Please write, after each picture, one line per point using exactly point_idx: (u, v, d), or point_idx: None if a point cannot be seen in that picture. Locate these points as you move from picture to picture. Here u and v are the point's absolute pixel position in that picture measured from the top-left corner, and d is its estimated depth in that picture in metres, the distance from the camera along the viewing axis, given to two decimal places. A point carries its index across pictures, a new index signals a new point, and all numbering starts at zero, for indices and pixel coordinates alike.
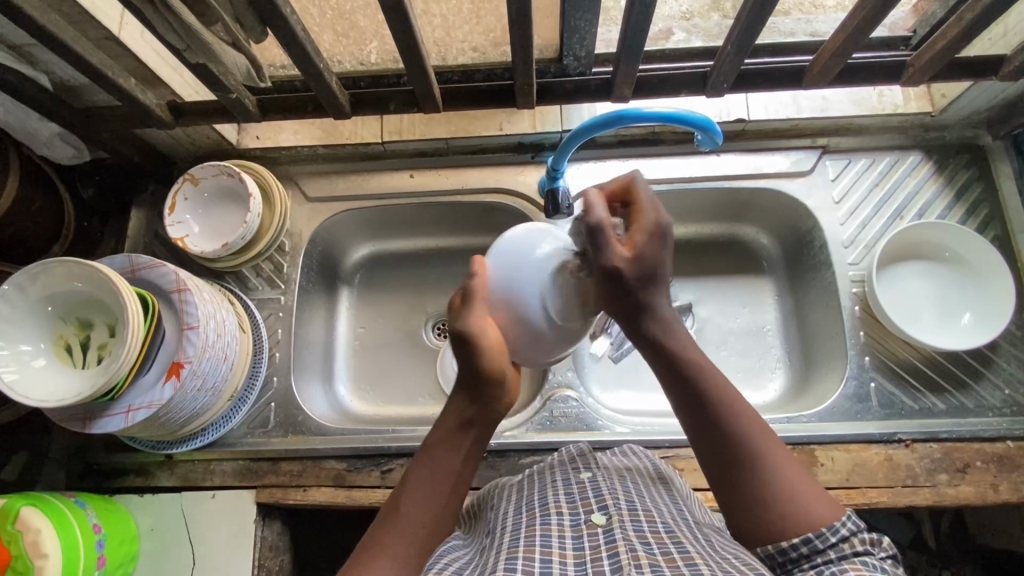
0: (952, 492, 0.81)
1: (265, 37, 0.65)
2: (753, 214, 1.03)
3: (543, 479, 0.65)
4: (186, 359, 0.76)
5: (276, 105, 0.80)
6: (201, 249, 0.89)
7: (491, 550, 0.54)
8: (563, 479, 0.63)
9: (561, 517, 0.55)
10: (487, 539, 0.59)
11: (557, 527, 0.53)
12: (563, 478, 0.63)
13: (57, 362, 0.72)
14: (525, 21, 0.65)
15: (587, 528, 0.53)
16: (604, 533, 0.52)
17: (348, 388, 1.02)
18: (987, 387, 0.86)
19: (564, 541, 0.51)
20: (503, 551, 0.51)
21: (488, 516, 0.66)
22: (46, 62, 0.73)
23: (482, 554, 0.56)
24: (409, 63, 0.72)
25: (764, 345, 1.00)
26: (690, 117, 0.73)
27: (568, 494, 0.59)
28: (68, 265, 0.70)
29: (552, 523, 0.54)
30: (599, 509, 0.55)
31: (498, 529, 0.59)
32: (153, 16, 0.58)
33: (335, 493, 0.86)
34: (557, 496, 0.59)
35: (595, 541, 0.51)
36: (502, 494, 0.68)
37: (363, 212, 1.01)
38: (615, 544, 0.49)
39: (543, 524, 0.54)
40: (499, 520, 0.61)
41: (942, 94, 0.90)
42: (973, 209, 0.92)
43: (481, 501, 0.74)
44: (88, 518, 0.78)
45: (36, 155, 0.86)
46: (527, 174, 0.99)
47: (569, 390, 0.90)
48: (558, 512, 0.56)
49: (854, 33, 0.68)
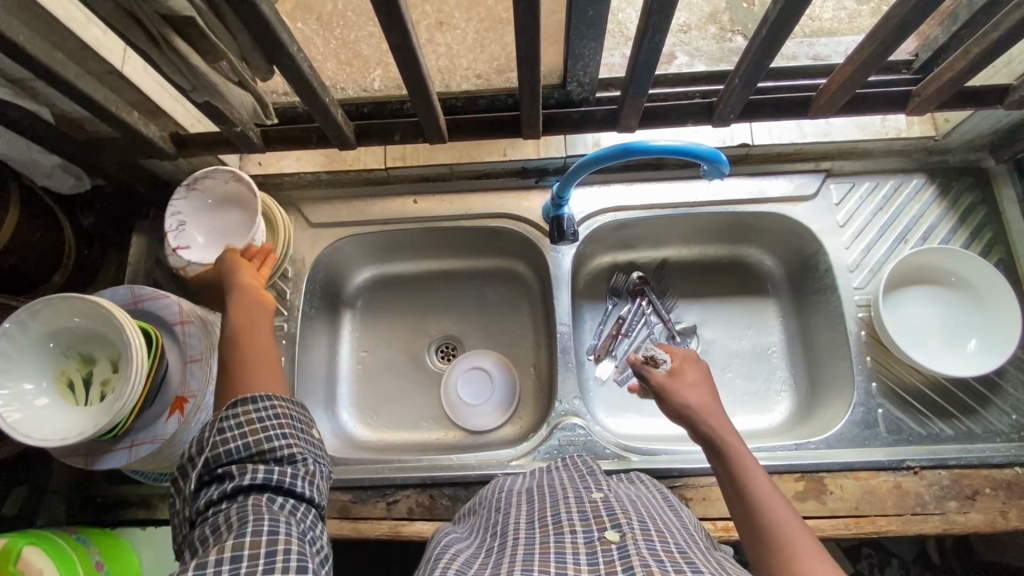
0: (962, 519, 0.80)
1: (271, 74, 0.64)
2: (756, 237, 1.03)
3: (552, 494, 0.64)
4: (190, 393, 0.76)
5: (280, 136, 0.80)
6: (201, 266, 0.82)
7: (498, 556, 0.53)
8: (574, 497, 0.62)
9: (574, 534, 0.54)
10: (494, 541, 0.58)
11: (571, 544, 0.52)
12: (574, 496, 0.62)
13: (61, 401, 0.71)
14: (532, 58, 0.64)
15: (602, 544, 0.51)
16: (618, 549, 0.50)
17: (352, 414, 1.01)
18: (994, 413, 0.86)
19: (578, 557, 0.50)
20: (515, 563, 0.50)
21: (491, 516, 0.65)
22: (48, 96, 0.72)
23: (487, 552, 0.56)
24: (416, 97, 0.71)
25: (769, 367, 1.00)
26: (695, 149, 0.74)
27: (581, 513, 0.58)
28: (70, 301, 0.70)
29: (566, 541, 0.53)
30: (612, 527, 0.54)
31: (507, 536, 0.57)
32: (159, 57, 0.57)
33: (340, 525, 0.85)
34: (570, 514, 0.58)
35: (608, 557, 0.49)
36: (509, 500, 0.67)
37: (365, 237, 1.01)
38: (630, 558, 0.48)
39: (557, 541, 0.53)
40: (508, 525, 0.60)
41: (946, 118, 0.91)
42: (977, 233, 0.92)
43: (478, 502, 0.74)
44: (90, 555, 0.77)
45: (37, 186, 0.85)
46: (531, 199, 0.99)
47: (575, 418, 0.90)
48: (571, 530, 0.55)
49: (861, 66, 0.68)
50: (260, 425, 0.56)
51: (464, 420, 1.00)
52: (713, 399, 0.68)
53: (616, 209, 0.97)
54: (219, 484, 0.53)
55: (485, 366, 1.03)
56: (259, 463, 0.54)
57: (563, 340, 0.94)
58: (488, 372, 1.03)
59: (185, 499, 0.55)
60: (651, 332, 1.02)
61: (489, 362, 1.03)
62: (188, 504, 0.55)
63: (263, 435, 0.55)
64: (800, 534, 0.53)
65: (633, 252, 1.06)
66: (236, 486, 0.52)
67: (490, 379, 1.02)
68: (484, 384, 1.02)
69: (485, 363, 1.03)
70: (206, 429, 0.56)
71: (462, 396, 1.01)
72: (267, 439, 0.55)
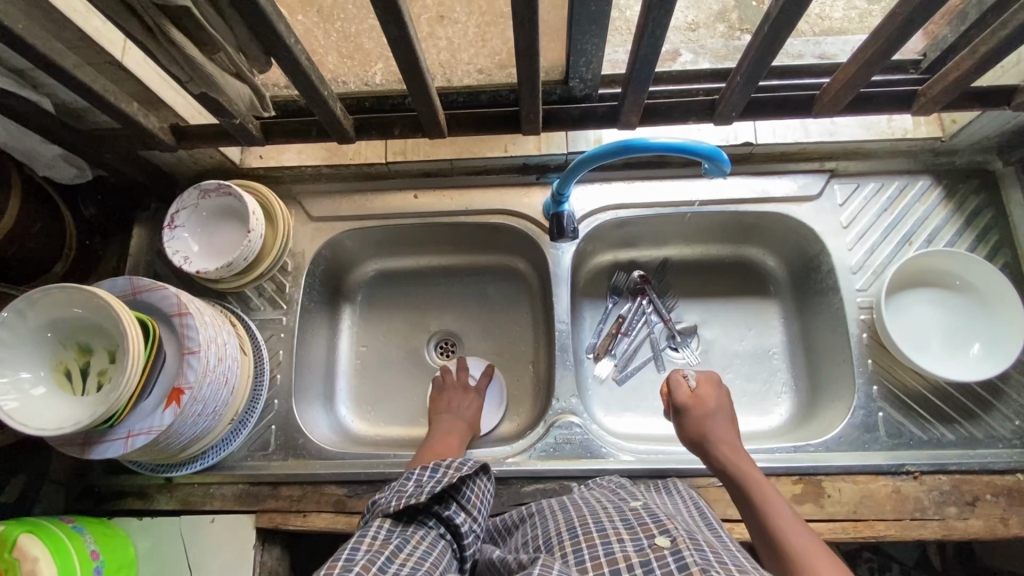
0: (962, 525, 0.79)
1: (269, 66, 0.64)
2: (759, 237, 1.02)
3: (588, 504, 0.64)
4: (187, 385, 0.75)
5: (280, 129, 0.80)
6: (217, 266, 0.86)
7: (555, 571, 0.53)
8: (614, 506, 0.62)
9: (624, 543, 0.53)
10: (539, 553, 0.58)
11: (624, 555, 0.51)
12: (614, 505, 0.62)
13: (57, 389, 0.71)
14: (531, 52, 0.64)
15: (654, 551, 0.51)
16: (672, 556, 0.49)
17: (350, 409, 1.01)
18: (998, 418, 0.85)
19: (633, 572, 0.49)
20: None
21: (530, 531, 0.64)
22: (49, 86, 0.72)
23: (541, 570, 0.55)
24: (416, 92, 0.71)
25: (770, 369, 0.99)
26: (697, 147, 0.73)
27: (625, 520, 0.58)
28: (67, 291, 0.69)
29: (618, 551, 0.52)
30: (661, 533, 0.54)
31: (553, 548, 0.57)
32: (156, 47, 0.57)
33: (335, 520, 0.85)
34: (614, 522, 0.58)
35: (666, 567, 0.48)
36: (544, 511, 0.67)
37: (366, 232, 1.01)
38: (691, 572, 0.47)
39: (608, 552, 0.52)
40: (550, 537, 0.59)
41: (953, 119, 0.90)
42: (984, 235, 0.91)
43: (513, 521, 0.73)
44: (86, 543, 0.77)
45: (38, 176, 0.86)
46: (531, 195, 0.98)
47: (572, 416, 0.89)
48: (619, 538, 0.54)
49: (866, 65, 0.67)
50: (481, 503, 0.66)
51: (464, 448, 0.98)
52: (728, 424, 0.76)
53: (616, 207, 0.96)
54: (443, 501, 0.62)
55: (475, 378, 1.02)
56: (468, 514, 0.63)
57: (562, 338, 0.93)
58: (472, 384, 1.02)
59: (414, 479, 0.61)
60: (651, 331, 1.01)
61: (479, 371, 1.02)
62: (411, 484, 0.61)
63: (481, 508, 0.65)
64: (824, 560, 0.58)
65: (635, 250, 1.05)
66: (451, 518, 0.61)
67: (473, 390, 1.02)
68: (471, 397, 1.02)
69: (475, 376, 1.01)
70: (465, 461, 0.64)
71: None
72: (477, 516, 0.64)
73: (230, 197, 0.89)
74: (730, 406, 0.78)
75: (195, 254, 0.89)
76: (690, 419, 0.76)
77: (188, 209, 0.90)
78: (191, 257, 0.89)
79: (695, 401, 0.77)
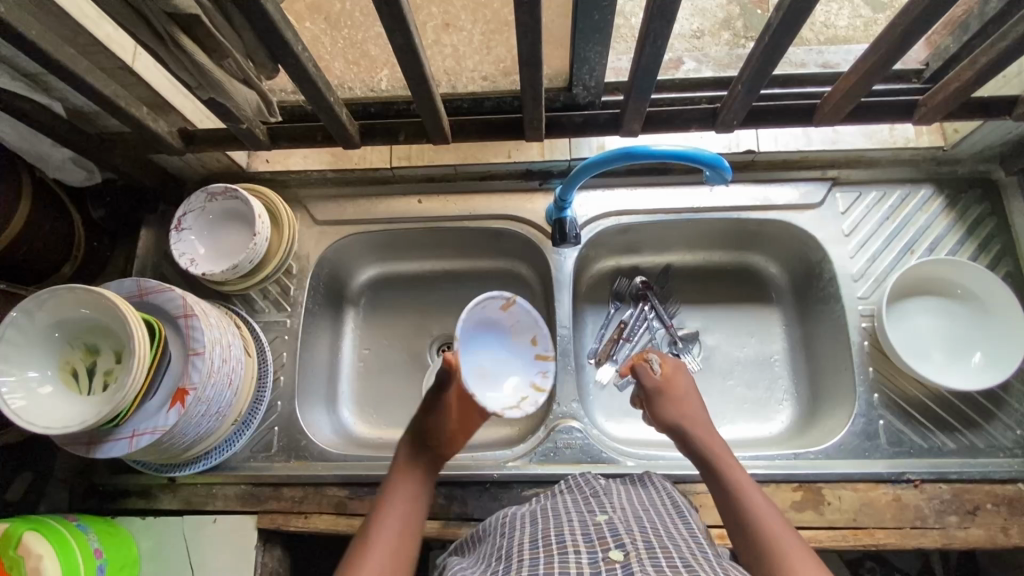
0: (962, 534, 0.79)
1: (277, 72, 0.65)
2: (762, 244, 1.02)
3: (557, 516, 0.64)
4: (191, 386, 0.76)
5: (286, 133, 0.81)
6: (223, 269, 0.87)
7: None
8: (579, 518, 0.62)
9: (579, 554, 0.54)
10: (498, 564, 0.58)
11: (575, 565, 0.52)
12: (579, 517, 0.62)
13: (64, 389, 0.72)
14: (535, 60, 0.65)
15: (605, 565, 0.52)
16: (622, 568, 0.51)
17: (352, 412, 1.02)
18: (999, 427, 0.84)
19: None
20: None
21: (496, 543, 0.65)
22: (61, 90, 0.74)
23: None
24: (420, 99, 0.72)
25: (772, 375, 0.99)
26: (698, 155, 0.73)
27: (585, 534, 0.58)
28: (76, 292, 0.70)
29: (570, 561, 0.53)
30: (616, 547, 0.55)
31: (512, 558, 0.57)
32: (165, 53, 0.58)
33: (336, 521, 0.86)
34: (573, 535, 0.58)
35: None
36: (510, 524, 0.67)
37: (370, 236, 1.01)
38: None
39: (560, 562, 0.53)
40: (514, 547, 0.60)
41: (955, 129, 0.90)
42: (986, 245, 0.91)
43: (481, 531, 0.73)
44: (90, 542, 0.78)
45: (49, 178, 0.87)
46: (535, 201, 0.99)
47: (573, 421, 0.90)
48: (575, 550, 0.55)
49: (866, 74, 0.67)
50: None
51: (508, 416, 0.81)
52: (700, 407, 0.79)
53: (619, 213, 0.97)
54: None
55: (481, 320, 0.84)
56: None
57: (563, 343, 0.94)
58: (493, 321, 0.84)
59: None
60: (652, 337, 1.02)
61: (476, 317, 0.82)
62: None
63: None
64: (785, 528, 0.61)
65: (638, 257, 1.05)
66: None
67: (512, 317, 0.85)
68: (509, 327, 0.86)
69: (470, 327, 0.82)
70: None
71: (483, 366, 0.83)
72: None
73: (236, 198, 0.91)
74: (697, 393, 0.81)
75: (200, 256, 0.90)
76: (659, 398, 0.80)
77: (195, 210, 0.91)
78: (197, 258, 0.90)
79: (666, 382, 0.80)
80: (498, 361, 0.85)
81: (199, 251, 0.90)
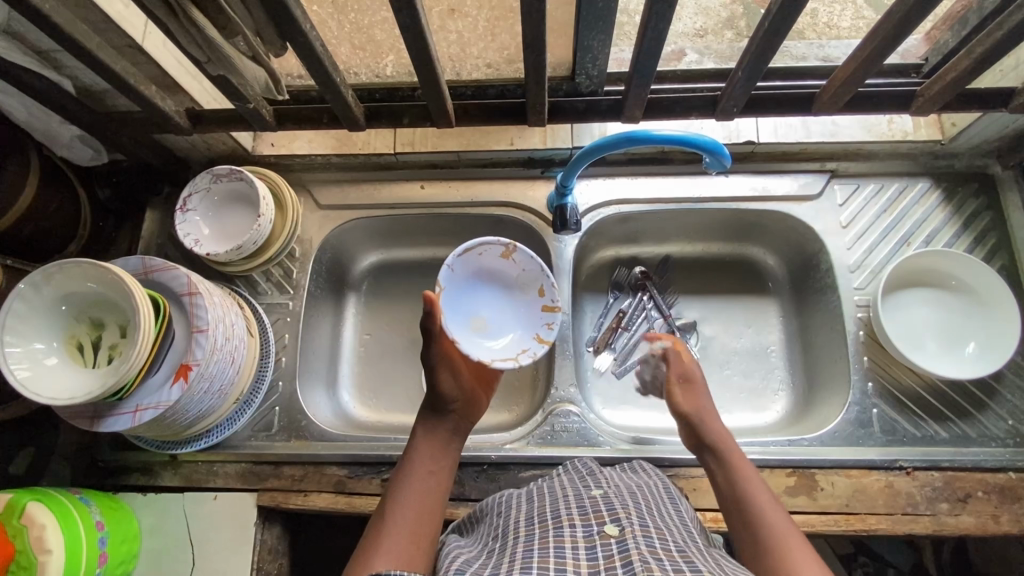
0: (953, 521, 0.80)
1: (284, 51, 0.66)
2: (761, 236, 1.03)
3: (553, 493, 0.65)
4: (195, 361, 0.77)
5: (292, 115, 0.82)
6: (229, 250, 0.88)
7: (503, 555, 0.55)
8: (574, 494, 0.63)
9: (575, 529, 0.55)
10: (495, 543, 0.60)
11: (570, 539, 0.54)
12: (574, 493, 0.64)
13: (69, 362, 0.73)
14: (538, 44, 0.66)
15: (600, 539, 0.53)
16: (617, 543, 0.52)
17: (352, 395, 1.03)
18: (991, 418, 0.86)
19: (577, 552, 0.52)
20: (518, 562, 0.51)
21: (493, 522, 0.66)
22: (71, 67, 0.75)
23: (490, 554, 0.57)
24: (425, 81, 0.73)
25: (767, 365, 1.00)
26: (697, 139, 0.74)
27: (581, 508, 0.59)
28: (82, 266, 0.72)
29: (565, 535, 0.54)
30: (611, 522, 0.56)
31: (509, 535, 0.59)
32: (176, 28, 0.60)
33: (335, 500, 0.87)
34: (570, 510, 0.59)
35: (609, 551, 0.51)
36: (505, 502, 0.68)
37: (373, 221, 1.02)
38: (628, 553, 0.49)
39: (556, 535, 0.55)
40: (509, 525, 0.61)
41: (953, 122, 0.91)
42: (982, 238, 0.92)
43: (479, 512, 0.74)
44: (92, 514, 0.79)
45: (56, 157, 0.88)
46: (536, 189, 1.00)
47: (570, 405, 0.91)
48: (571, 524, 0.56)
49: (862, 64, 0.69)
50: None
51: (497, 365, 0.79)
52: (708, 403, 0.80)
53: (620, 202, 0.98)
54: None
55: (483, 270, 0.86)
56: None
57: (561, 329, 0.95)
58: (495, 270, 0.86)
59: None
60: (651, 326, 1.03)
61: (473, 265, 0.85)
62: None
63: None
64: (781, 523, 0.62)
65: (638, 247, 1.07)
66: None
67: (517, 268, 0.85)
68: (514, 278, 0.86)
69: (466, 275, 0.85)
70: None
71: (479, 317, 0.86)
72: None
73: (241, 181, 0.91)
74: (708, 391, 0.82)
75: (204, 238, 0.91)
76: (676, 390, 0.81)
77: (199, 192, 0.92)
78: (199, 240, 0.91)
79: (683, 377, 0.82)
80: (499, 313, 0.87)
81: (203, 232, 0.91)
